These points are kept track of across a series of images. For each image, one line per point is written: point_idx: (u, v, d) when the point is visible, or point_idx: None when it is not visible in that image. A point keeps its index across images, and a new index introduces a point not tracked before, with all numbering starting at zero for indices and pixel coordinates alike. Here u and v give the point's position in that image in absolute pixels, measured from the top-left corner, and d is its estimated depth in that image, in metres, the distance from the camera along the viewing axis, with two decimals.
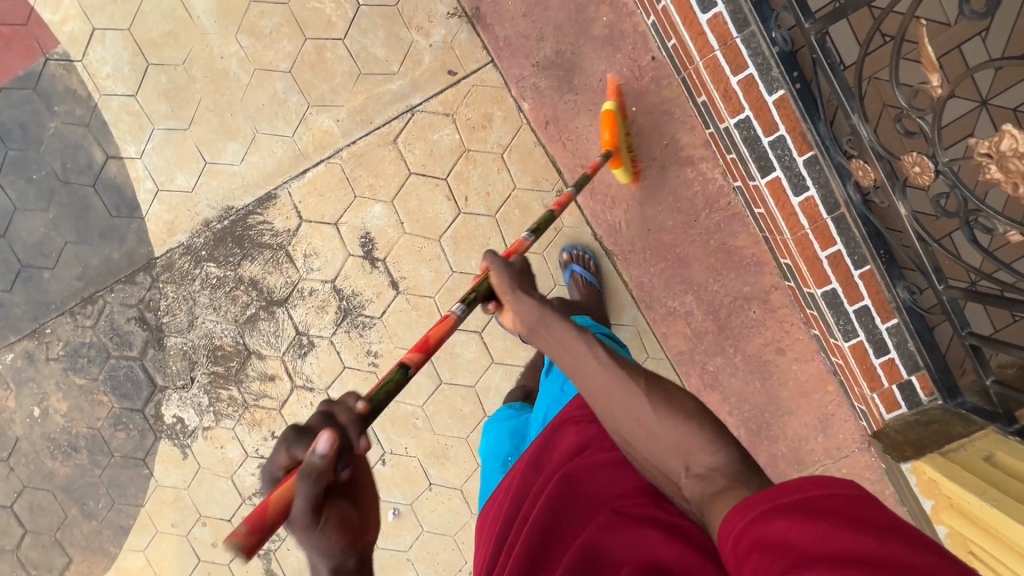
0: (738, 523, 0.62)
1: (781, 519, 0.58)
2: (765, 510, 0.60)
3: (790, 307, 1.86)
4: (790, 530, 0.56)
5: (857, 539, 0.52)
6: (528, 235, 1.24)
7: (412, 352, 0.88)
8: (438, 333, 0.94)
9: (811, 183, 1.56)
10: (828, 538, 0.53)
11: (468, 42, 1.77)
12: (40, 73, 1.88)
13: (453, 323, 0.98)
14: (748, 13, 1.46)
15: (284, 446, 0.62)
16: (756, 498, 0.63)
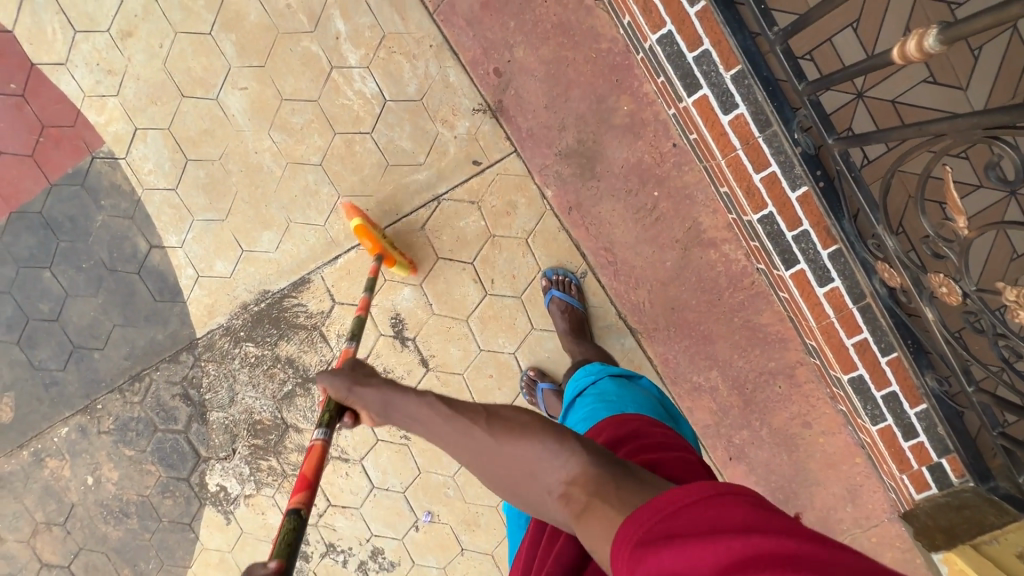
0: (625, 565, 0.69)
1: (663, 551, 0.65)
2: (648, 544, 0.68)
3: (816, 382, 1.87)
4: (671, 558, 0.64)
5: (725, 546, 0.61)
6: (352, 343, 1.46)
7: (296, 493, 0.93)
8: (312, 466, 1.00)
9: (836, 275, 1.58)
10: (700, 556, 0.62)
11: (492, 133, 1.81)
12: (87, 171, 1.98)
13: (320, 448, 1.07)
14: (769, 114, 1.47)
15: None
16: (639, 522, 0.72)
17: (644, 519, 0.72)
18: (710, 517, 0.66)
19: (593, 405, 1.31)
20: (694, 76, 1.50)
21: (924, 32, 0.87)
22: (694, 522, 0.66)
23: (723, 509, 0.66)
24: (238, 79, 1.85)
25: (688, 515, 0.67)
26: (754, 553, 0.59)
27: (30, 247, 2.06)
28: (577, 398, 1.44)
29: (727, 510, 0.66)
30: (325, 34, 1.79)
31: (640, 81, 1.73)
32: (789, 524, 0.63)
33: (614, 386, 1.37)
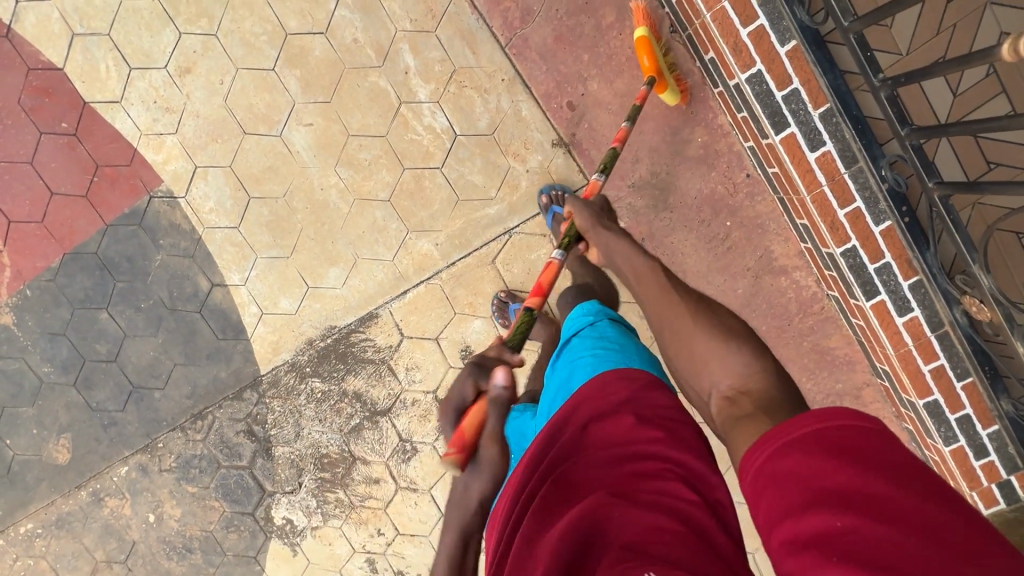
0: (759, 456, 0.69)
1: (801, 456, 0.64)
2: (790, 446, 0.67)
3: (882, 402, 1.92)
4: (802, 464, 0.64)
5: (866, 481, 0.58)
6: (601, 176, 1.46)
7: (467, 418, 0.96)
8: (473, 421, 0.96)
9: (915, 305, 1.61)
10: (838, 476, 0.60)
11: (564, 167, 1.80)
12: (144, 210, 1.93)
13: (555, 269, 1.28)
14: (857, 152, 1.49)
15: (472, 378, 1.00)
16: (779, 431, 0.70)
17: (801, 421, 0.68)
18: (875, 449, 0.61)
19: (593, 348, 1.18)
20: (782, 115, 1.51)
21: None
22: (851, 444, 0.62)
23: (892, 456, 0.61)
24: (303, 115, 1.82)
25: (846, 438, 0.63)
26: (898, 506, 0.55)
27: (86, 288, 2.01)
28: (571, 341, 1.28)
29: (893, 454, 0.61)
30: (393, 69, 1.76)
31: (714, 113, 1.73)
32: (952, 496, 0.57)
33: (614, 332, 1.24)
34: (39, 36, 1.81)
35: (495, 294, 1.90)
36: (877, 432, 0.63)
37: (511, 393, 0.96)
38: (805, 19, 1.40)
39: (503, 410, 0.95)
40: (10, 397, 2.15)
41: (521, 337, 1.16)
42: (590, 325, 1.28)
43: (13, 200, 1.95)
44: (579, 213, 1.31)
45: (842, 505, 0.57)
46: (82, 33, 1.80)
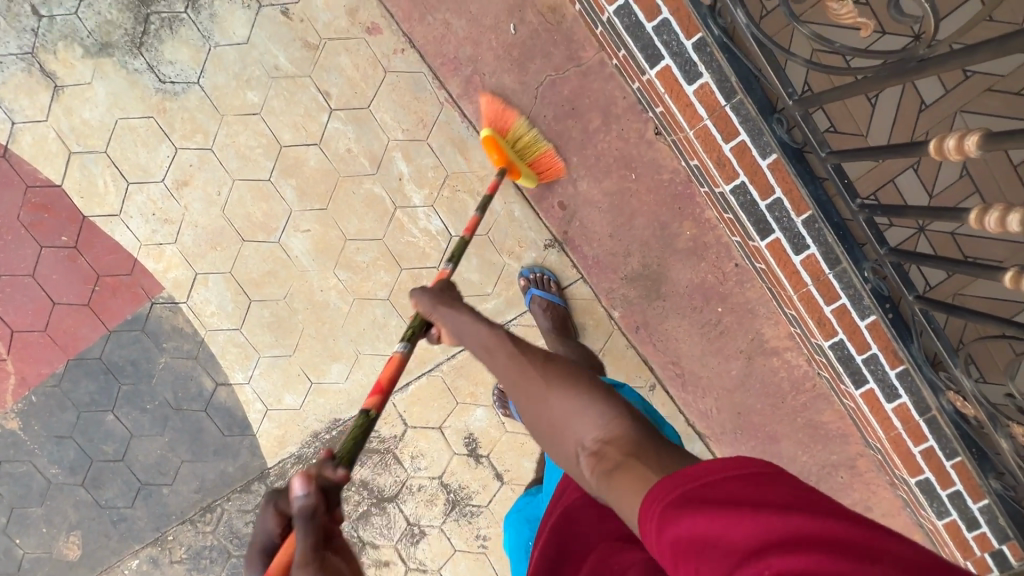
0: (655, 527, 0.66)
1: (700, 514, 0.62)
2: (680, 507, 0.65)
3: (876, 471, 1.97)
4: (698, 523, 0.61)
5: (765, 522, 0.58)
6: (448, 265, 1.37)
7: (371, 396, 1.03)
8: (388, 375, 1.08)
9: (902, 392, 1.67)
10: (736, 526, 0.58)
11: (558, 262, 1.85)
12: (147, 315, 1.96)
13: (401, 359, 1.12)
14: (839, 254, 1.55)
15: (273, 506, 0.76)
16: (659, 492, 0.69)
17: (676, 482, 0.68)
18: (753, 491, 0.62)
19: None
20: (766, 222, 1.57)
21: (1006, 214, 0.94)
22: (735, 491, 0.63)
23: (775, 489, 0.62)
24: (300, 222, 1.85)
25: (726, 487, 0.64)
26: (798, 536, 0.55)
27: (91, 391, 2.04)
28: None
29: (773, 487, 0.62)
30: (387, 176, 1.80)
31: (702, 209, 1.78)
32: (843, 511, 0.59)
33: None
34: (37, 156, 1.84)
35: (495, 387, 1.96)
36: (756, 475, 0.65)
37: (319, 498, 0.71)
38: (785, 137, 1.45)
39: (313, 522, 0.68)
40: (18, 499, 2.15)
41: (355, 449, 0.90)
42: None
43: (16, 311, 1.97)
44: (420, 300, 1.16)
45: (755, 556, 0.55)
46: (79, 151, 1.83)
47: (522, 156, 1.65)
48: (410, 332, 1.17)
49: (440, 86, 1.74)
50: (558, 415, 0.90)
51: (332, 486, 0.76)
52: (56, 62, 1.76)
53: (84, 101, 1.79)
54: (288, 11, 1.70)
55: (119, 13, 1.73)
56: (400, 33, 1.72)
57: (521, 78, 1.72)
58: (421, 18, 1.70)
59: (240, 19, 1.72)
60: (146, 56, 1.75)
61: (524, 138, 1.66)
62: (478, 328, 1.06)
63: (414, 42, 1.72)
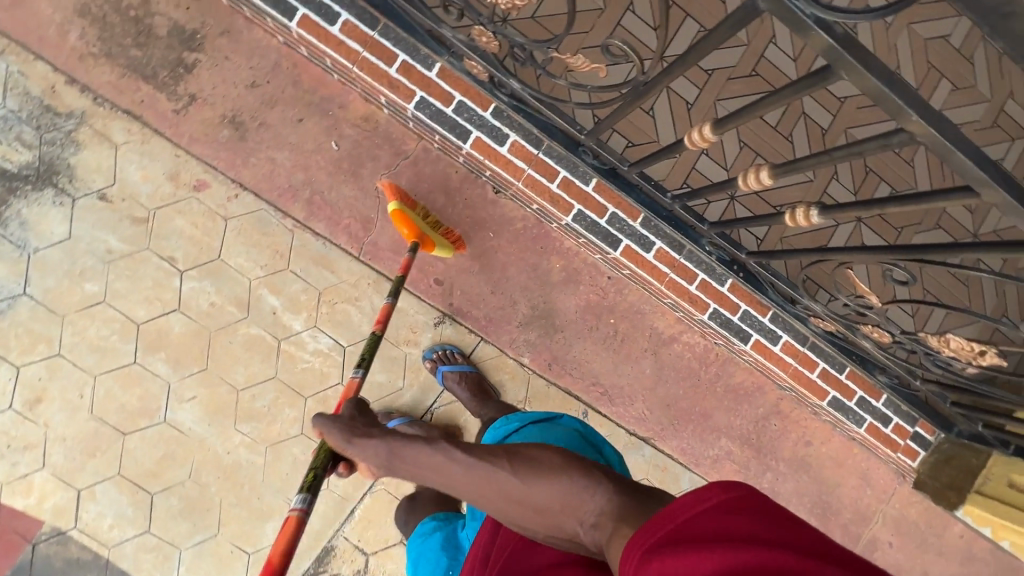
0: (631, 564, 0.80)
1: (671, 553, 0.75)
2: (653, 551, 0.78)
3: (799, 407, 2.16)
4: (665, 564, 0.74)
5: (719, 553, 0.70)
6: (357, 373, 1.36)
7: None
8: (281, 548, 0.96)
9: (781, 332, 1.89)
10: (694, 561, 0.71)
11: (456, 333, 1.92)
12: (31, 561, 1.70)
13: (298, 519, 1.02)
14: (681, 240, 1.77)
15: None
16: (641, 537, 0.82)
17: (655, 528, 0.81)
18: (714, 528, 0.75)
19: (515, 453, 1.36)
20: (613, 234, 1.75)
21: (761, 168, 1.14)
22: (701, 529, 0.75)
23: (731, 523, 0.75)
24: (182, 391, 1.75)
25: (694, 525, 0.77)
26: (745, 564, 0.68)
27: None
28: (498, 450, 1.44)
29: (733, 519, 0.76)
30: (260, 314, 1.78)
31: (560, 241, 1.94)
32: (792, 539, 0.71)
33: (535, 433, 1.40)
34: None
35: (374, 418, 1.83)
36: (718, 510, 0.77)
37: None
38: (595, 162, 1.63)
39: None
40: None
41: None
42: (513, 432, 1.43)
43: None
44: (330, 435, 1.09)
45: None
46: None
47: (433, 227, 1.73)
48: (311, 478, 1.07)
49: (285, 215, 1.79)
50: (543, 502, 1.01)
51: None
52: None
53: None
54: (106, 195, 1.68)
55: None
56: (229, 180, 1.76)
57: (359, 185, 1.82)
58: (245, 162, 1.75)
59: (55, 218, 1.66)
60: None
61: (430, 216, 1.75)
62: (415, 452, 1.06)
63: (245, 184, 1.76)
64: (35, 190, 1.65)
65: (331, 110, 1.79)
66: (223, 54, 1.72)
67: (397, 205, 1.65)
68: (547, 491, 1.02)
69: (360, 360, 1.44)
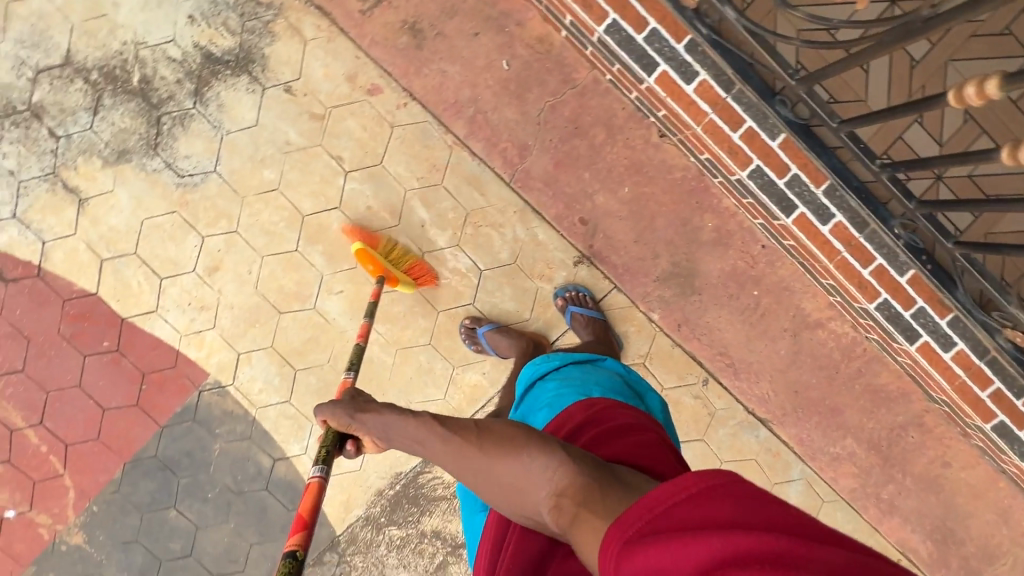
0: (613, 562, 0.74)
1: (659, 545, 0.69)
2: (637, 541, 0.72)
3: (946, 424, 1.95)
4: (655, 556, 0.68)
5: (704, 544, 0.65)
6: (351, 373, 1.48)
7: (293, 533, 1.05)
8: (308, 505, 1.11)
9: (959, 339, 1.65)
10: (683, 552, 0.66)
11: (590, 276, 1.88)
12: (196, 404, 1.98)
13: (319, 486, 1.16)
14: (866, 216, 1.56)
15: None
16: (615, 532, 0.76)
17: (636, 517, 0.76)
18: (698, 515, 0.70)
19: (555, 387, 1.38)
20: (788, 199, 1.60)
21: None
22: (686, 518, 0.70)
23: (714, 506, 0.70)
24: (333, 284, 1.89)
25: (675, 513, 0.72)
26: (733, 554, 0.62)
27: (151, 491, 2.03)
28: (538, 382, 1.46)
29: (714, 504, 0.70)
30: (409, 224, 1.84)
31: (719, 198, 1.82)
32: (774, 519, 0.66)
33: (576, 371, 1.44)
34: (70, 269, 1.89)
35: (461, 323, 1.89)
36: (699, 493, 0.72)
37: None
38: (789, 115, 1.50)
39: None
40: None
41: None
42: (552, 369, 1.46)
43: (67, 423, 1.98)
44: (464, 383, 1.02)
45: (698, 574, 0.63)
46: (110, 257, 1.88)
47: (398, 265, 1.77)
48: (322, 454, 1.19)
49: (446, 131, 1.80)
50: (508, 479, 1.00)
51: None
52: (78, 177, 1.83)
53: (109, 209, 1.85)
54: (291, 88, 1.77)
55: (131, 120, 1.80)
56: (400, 88, 1.78)
57: (523, 109, 1.78)
58: (417, 71, 1.76)
59: (247, 104, 1.78)
60: (162, 155, 1.82)
61: (398, 249, 1.79)
62: (405, 425, 1.09)
63: (414, 94, 1.78)
64: (233, 75, 1.77)
65: (508, 27, 1.74)
66: None
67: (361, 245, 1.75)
68: (511, 470, 1.00)
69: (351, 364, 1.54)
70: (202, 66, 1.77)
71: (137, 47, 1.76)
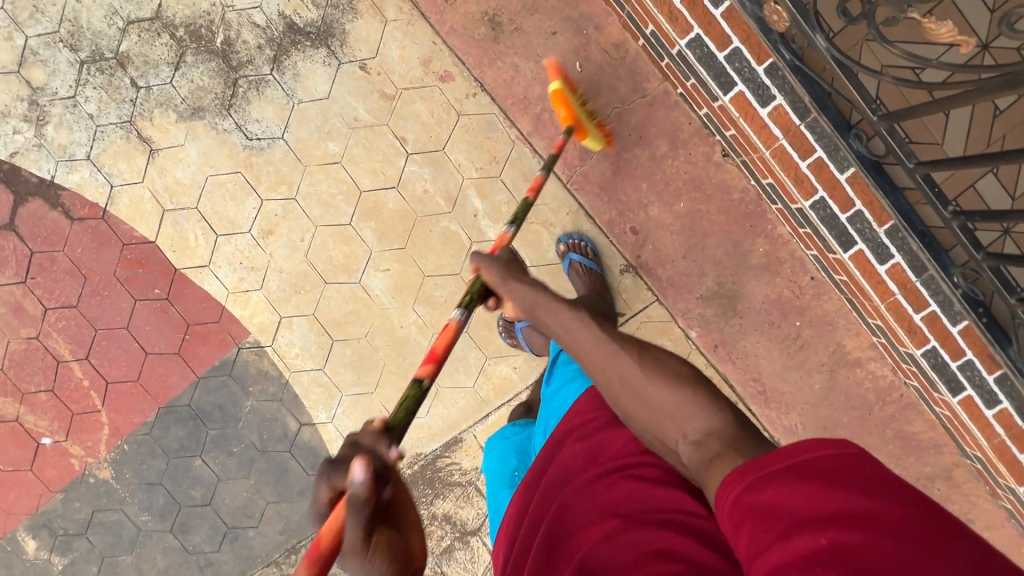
0: (736, 491, 0.65)
1: (779, 484, 0.61)
2: (767, 479, 0.62)
3: (975, 481, 1.91)
4: (778, 496, 0.60)
5: (842, 499, 0.55)
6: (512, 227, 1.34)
7: (425, 364, 1.01)
8: (443, 343, 1.06)
9: (1003, 397, 1.61)
10: (813, 501, 0.56)
11: (633, 285, 1.88)
12: (234, 360, 2.03)
13: (456, 328, 1.11)
14: (925, 261, 1.53)
15: (325, 479, 0.73)
16: (750, 466, 0.66)
17: (776, 456, 0.64)
18: (846, 472, 0.58)
19: (582, 363, 1.24)
20: (848, 235, 1.58)
21: None
22: (829, 469, 0.59)
23: (870, 474, 0.58)
24: (380, 261, 1.92)
25: (817, 460, 0.60)
26: (873, 520, 0.52)
27: (180, 438, 2.10)
28: (563, 357, 1.32)
29: (865, 470, 0.58)
30: (463, 212, 1.87)
31: (774, 225, 1.81)
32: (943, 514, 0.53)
33: None
34: (133, 216, 1.96)
35: (500, 316, 1.94)
36: (854, 455, 0.60)
37: (372, 485, 0.69)
38: (862, 150, 1.46)
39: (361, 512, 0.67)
40: (108, 548, 2.15)
41: (409, 417, 0.89)
42: None
43: (111, 362, 2.06)
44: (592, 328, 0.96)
45: (816, 524, 0.54)
46: (172, 209, 1.94)
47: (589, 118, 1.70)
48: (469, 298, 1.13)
49: (511, 125, 1.82)
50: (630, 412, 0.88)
51: (387, 467, 0.73)
52: (152, 128, 1.90)
53: (177, 162, 1.91)
54: (366, 66, 1.81)
55: (209, 79, 1.85)
56: (472, 78, 1.81)
57: (589, 112, 1.79)
58: (491, 63, 1.78)
59: (322, 77, 1.83)
60: (234, 116, 1.87)
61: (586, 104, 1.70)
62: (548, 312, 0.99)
63: (485, 86, 1.80)
64: (312, 47, 1.81)
65: (586, 30, 1.75)
66: None
67: (560, 87, 1.65)
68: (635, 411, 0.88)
69: (512, 217, 1.40)
70: (283, 35, 1.81)
71: (225, 10, 1.82)
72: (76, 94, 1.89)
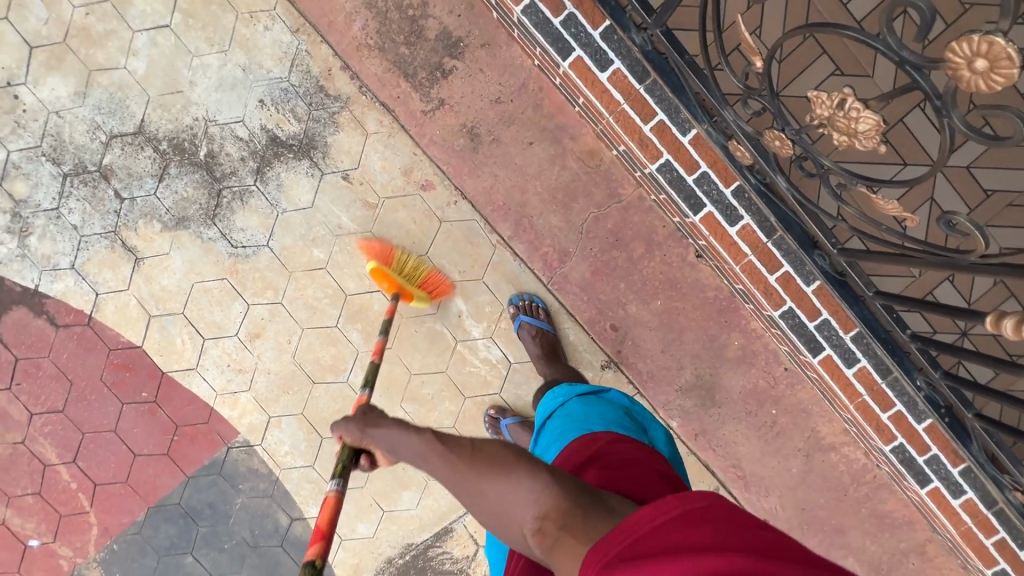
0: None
1: (636, 566, 0.72)
2: (620, 562, 0.73)
3: (947, 555, 1.98)
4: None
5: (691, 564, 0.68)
6: None
7: (309, 547, 0.84)
8: (326, 519, 0.90)
9: (968, 488, 1.69)
10: None
11: (615, 378, 1.94)
12: (223, 459, 2.05)
13: (336, 501, 0.96)
14: (890, 365, 1.60)
15: None
16: (600, 548, 0.77)
17: (615, 537, 0.77)
18: (686, 536, 0.73)
19: (559, 427, 1.36)
20: (817, 340, 1.66)
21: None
22: (673, 539, 0.73)
23: (694, 532, 0.74)
24: (367, 361, 1.95)
25: (664, 534, 0.74)
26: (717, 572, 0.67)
27: (170, 536, 2.08)
28: (546, 423, 1.44)
29: (697, 531, 0.74)
30: (447, 313, 1.92)
31: (748, 319, 1.88)
32: (759, 546, 0.70)
33: (580, 407, 1.39)
34: (119, 321, 1.97)
35: (486, 412, 1.95)
36: (686, 517, 0.75)
37: None
38: (826, 267, 1.51)
39: None
40: None
41: None
42: (560, 405, 1.44)
43: (99, 465, 2.06)
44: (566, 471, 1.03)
45: None
46: (159, 314, 1.96)
47: (411, 279, 1.76)
48: (341, 466, 0.98)
49: (491, 230, 1.88)
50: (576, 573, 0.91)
51: None
52: (137, 238, 1.92)
53: (163, 270, 1.93)
54: (349, 177, 1.85)
55: (194, 190, 1.88)
56: (452, 187, 1.86)
57: (568, 218, 1.85)
58: (470, 172, 1.84)
59: (305, 187, 1.87)
60: (219, 226, 1.90)
61: (411, 264, 1.78)
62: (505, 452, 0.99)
63: (465, 194, 1.86)
64: (295, 159, 1.85)
65: (562, 139, 1.81)
66: (479, 66, 1.79)
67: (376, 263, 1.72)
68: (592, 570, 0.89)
69: None
70: (266, 147, 1.85)
71: (208, 124, 1.85)
72: (59, 206, 1.91)
